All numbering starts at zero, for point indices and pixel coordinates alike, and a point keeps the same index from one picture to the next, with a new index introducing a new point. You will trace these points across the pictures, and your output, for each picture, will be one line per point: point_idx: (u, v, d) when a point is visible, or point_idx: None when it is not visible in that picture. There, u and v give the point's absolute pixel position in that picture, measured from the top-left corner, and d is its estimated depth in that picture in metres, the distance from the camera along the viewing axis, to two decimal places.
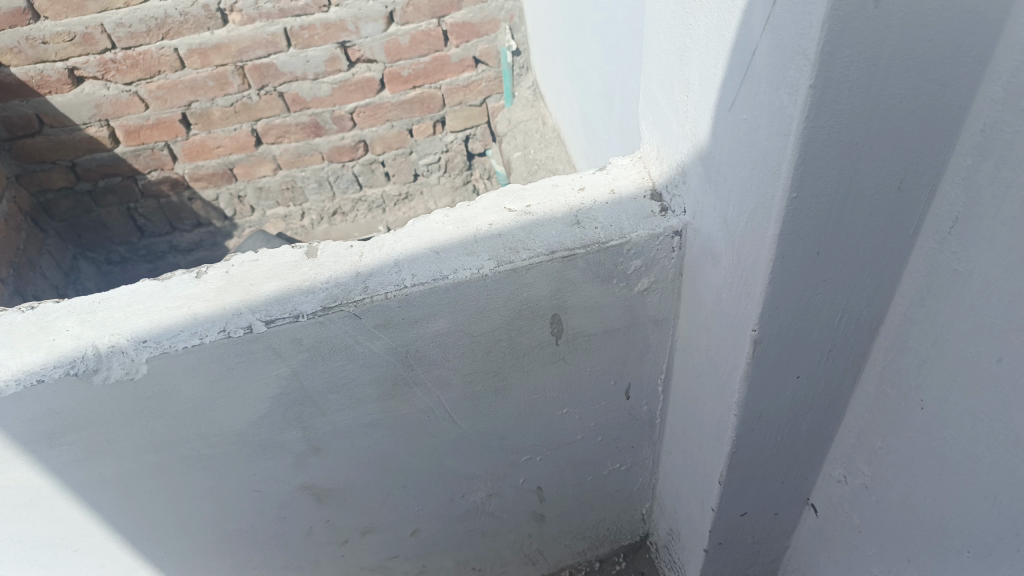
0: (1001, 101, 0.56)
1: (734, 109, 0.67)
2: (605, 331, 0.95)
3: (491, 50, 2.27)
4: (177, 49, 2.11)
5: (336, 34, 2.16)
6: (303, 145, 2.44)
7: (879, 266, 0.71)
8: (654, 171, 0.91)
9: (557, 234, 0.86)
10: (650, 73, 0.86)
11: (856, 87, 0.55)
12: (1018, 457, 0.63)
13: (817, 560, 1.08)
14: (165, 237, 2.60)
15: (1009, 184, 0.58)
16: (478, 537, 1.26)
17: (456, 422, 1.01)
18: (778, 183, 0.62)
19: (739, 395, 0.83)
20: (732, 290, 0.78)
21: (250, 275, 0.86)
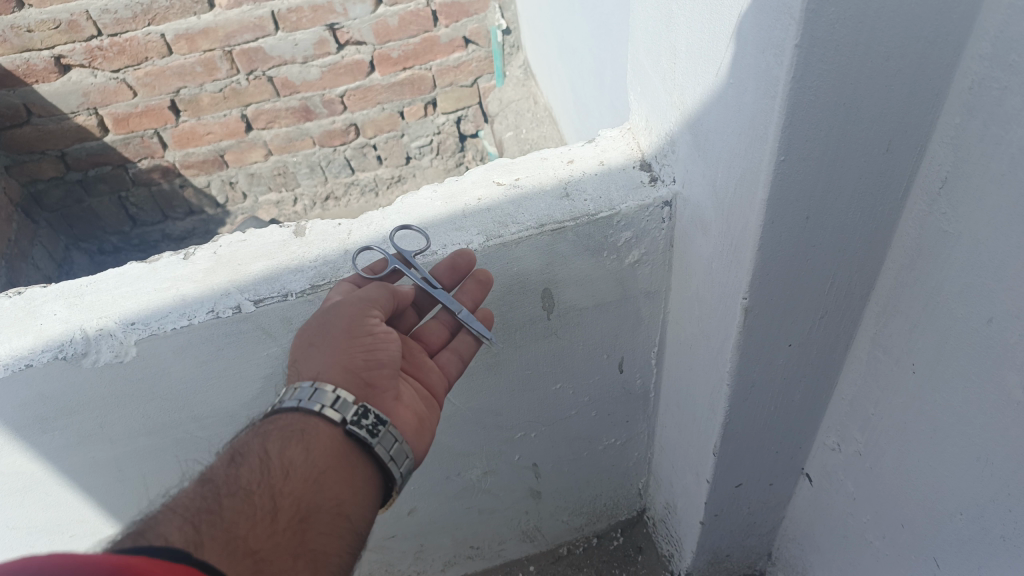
0: (988, 57, 0.55)
1: (720, 73, 0.66)
2: (597, 305, 0.94)
3: (480, 30, 2.26)
4: (164, 34, 2.10)
5: (324, 16, 2.14)
6: (294, 129, 2.42)
7: (870, 230, 0.70)
8: (643, 142, 0.90)
9: (547, 206, 0.85)
10: (636, 42, 0.86)
11: (842, 46, 0.54)
12: (1009, 417, 0.63)
13: (812, 529, 1.08)
14: (157, 226, 2.58)
15: (997, 141, 0.57)
16: (476, 515, 1.26)
17: (450, 400, 1.01)
18: (766, 147, 0.62)
19: (732, 365, 0.83)
20: (723, 259, 0.77)
21: (238, 255, 0.86)
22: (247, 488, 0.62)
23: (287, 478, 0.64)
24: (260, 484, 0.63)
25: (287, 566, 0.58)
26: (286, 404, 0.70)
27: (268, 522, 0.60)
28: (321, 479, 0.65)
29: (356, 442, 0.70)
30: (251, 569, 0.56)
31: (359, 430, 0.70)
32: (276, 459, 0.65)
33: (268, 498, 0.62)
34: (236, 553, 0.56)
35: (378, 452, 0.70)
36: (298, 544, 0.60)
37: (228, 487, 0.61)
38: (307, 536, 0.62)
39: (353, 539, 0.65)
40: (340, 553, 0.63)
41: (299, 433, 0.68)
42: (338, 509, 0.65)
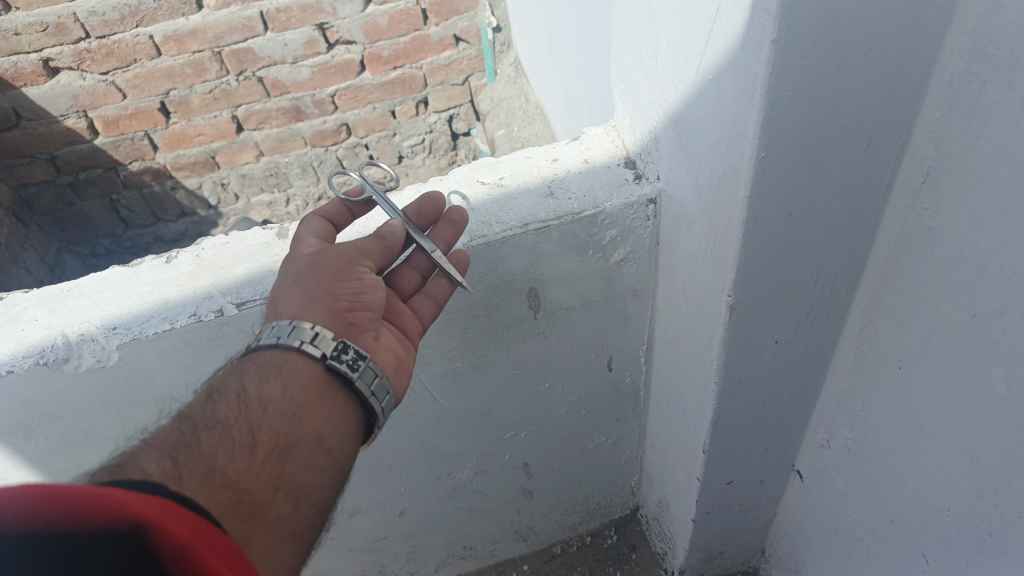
0: (967, 51, 0.55)
1: (700, 70, 0.66)
2: (583, 304, 0.94)
3: (470, 28, 2.25)
4: (152, 36, 2.08)
5: (313, 16, 2.13)
6: (285, 130, 2.41)
7: (853, 225, 0.70)
8: (627, 139, 0.90)
9: (531, 205, 0.85)
10: (619, 39, 0.85)
11: (819, 41, 0.54)
12: (994, 413, 0.63)
13: (804, 526, 1.08)
14: (149, 229, 2.58)
15: (977, 135, 0.57)
16: (468, 516, 1.26)
17: (438, 401, 1.00)
18: (746, 143, 0.61)
19: (718, 362, 0.83)
20: (708, 257, 0.77)
21: (221, 258, 0.85)
22: (225, 422, 0.60)
23: (266, 412, 0.62)
24: (238, 418, 0.61)
25: (267, 498, 0.57)
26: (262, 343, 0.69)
27: (247, 454, 0.58)
28: (300, 413, 0.64)
29: (336, 377, 0.69)
30: (232, 499, 0.54)
31: (339, 364, 0.68)
32: (255, 394, 0.63)
33: (247, 432, 0.60)
34: (215, 483, 0.54)
35: (358, 386, 0.69)
36: (278, 475, 0.59)
37: (205, 422, 0.60)
38: (287, 467, 0.60)
39: (334, 472, 0.63)
40: (322, 487, 0.62)
41: (278, 368, 0.67)
42: (319, 442, 0.63)
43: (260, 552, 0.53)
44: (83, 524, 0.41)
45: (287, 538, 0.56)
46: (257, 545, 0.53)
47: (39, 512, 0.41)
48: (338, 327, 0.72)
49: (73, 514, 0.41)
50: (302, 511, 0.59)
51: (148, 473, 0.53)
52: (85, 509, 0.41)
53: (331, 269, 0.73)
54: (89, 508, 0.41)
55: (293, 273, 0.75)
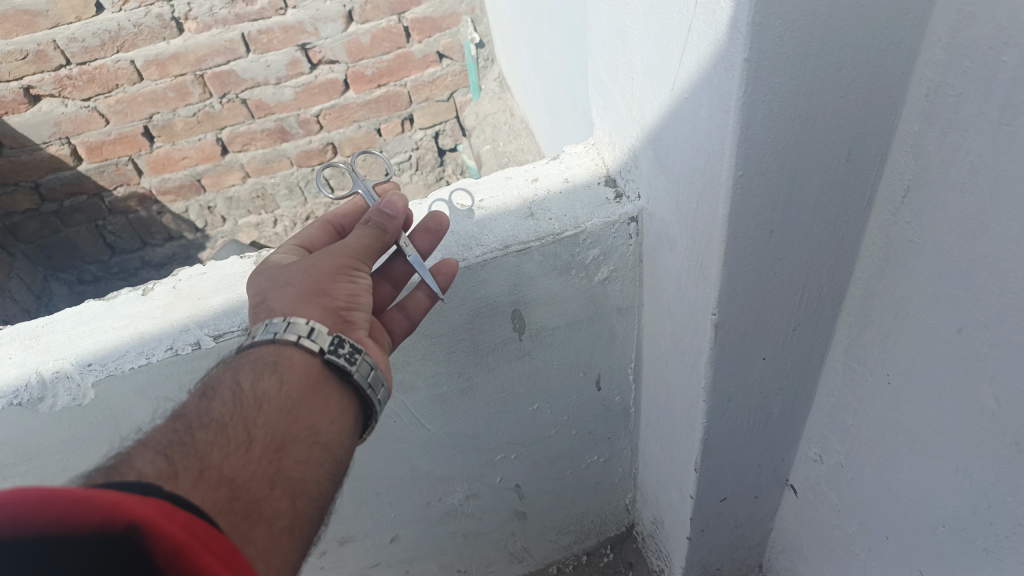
0: (943, 64, 0.54)
1: (675, 87, 0.65)
2: (568, 323, 0.93)
3: (454, 44, 2.25)
4: (134, 61, 2.07)
5: (295, 37, 2.12)
6: (271, 151, 2.40)
7: (836, 240, 0.69)
8: (607, 157, 0.89)
9: (511, 227, 0.83)
10: (595, 56, 0.84)
11: (792, 58, 0.53)
12: (984, 429, 0.62)
13: (800, 541, 1.06)
14: (137, 253, 2.56)
15: (955, 149, 0.56)
16: (461, 539, 1.24)
17: (425, 426, 0.99)
18: (723, 161, 0.60)
19: (706, 382, 0.82)
20: (691, 275, 0.76)
21: (198, 289, 0.84)
22: (220, 419, 0.59)
23: (261, 409, 0.61)
24: (232, 416, 0.60)
25: (263, 493, 0.56)
26: (259, 339, 0.68)
27: (243, 451, 0.58)
28: (295, 408, 0.63)
29: (332, 372, 0.68)
30: (227, 496, 0.54)
31: (336, 358, 0.68)
32: (249, 391, 0.62)
33: (242, 429, 0.59)
34: (210, 480, 0.54)
35: (356, 378, 0.68)
36: (274, 471, 0.58)
37: (200, 421, 0.59)
38: (284, 463, 0.59)
39: (332, 466, 0.63)
40: (320, 480, 0.61)
41: (273, 365, 0.66)
42: (314, 437, 0.63)
43: (257, 549, 0.53)
44: (77, 527, 0.40)
45: (286, 532, 0.56)
46: (254, 542, 0.53)
47: (31, 514, 0.40)
48: (330, 324, 0.71)
49: (67, 517, 0.40)
50: (299, 506, 0.58)
51: (142, 471, 0.53)
52: (78, 511, 0.41)
53: (325, 268, 0.72)
54: (83, 510, 0.41)
55: (286, 273, 0.74)
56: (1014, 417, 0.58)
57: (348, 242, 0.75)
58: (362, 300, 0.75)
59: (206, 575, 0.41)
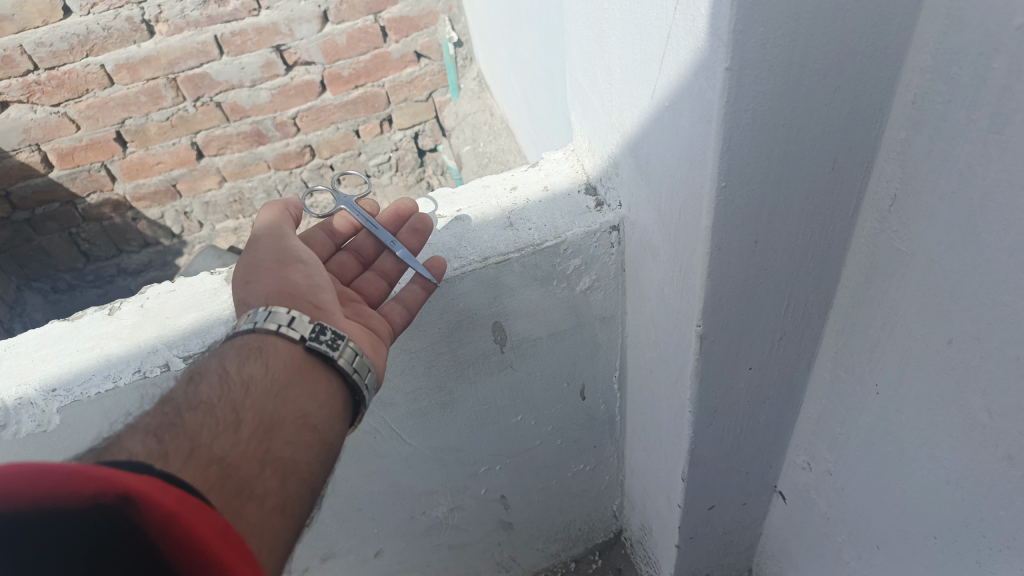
0: (930, 69, 0.53)
1: (655, 95, 0.63)
2: (550, 333, 0.91)
3: (431, 44, 2.22)
4: (104, 65, 2.02)
5: (269, 38, 2.09)
6: (247, 154, 2.36)
7: (822, 249, 0.67)
8: (587, 164, 0.87)
9: (490, 238, 0.81)
10: (573, 62, 0.82)
11: (774, 67, 0.51)
12: (976, 441, 0.60)
13: (789, 547, 1.05)
14: (112, 261, 2.51)
15: (944, 157, 0.54)
16: (446, 551, 1.22)
17: (407, 441, 0.97)
18: (706, 172, 0.58)
19: (692, 392, 0.80)
20: (674, 285, 0.74)
21: (166, 307, 0.81)
22: (208, 401, 0.58)
23: (249, 391, 0.60)
24: (220, 397, 0.59)
25: (254, 473, 0.54)
26: (242, 327, 0.67)
27: (232, 432, 0.56)
28: (283, 392, 0.62)
29: (317, 360, 0.67)
30: (219, 474, 0.52)
31: (318, 344, 0.67)
32: (236, 375, 0.61)
33: (230, 410, 0.58)
34: (201, 460, 0.52)
35: (341, 363, 0.66)
36: (264, 450, 0.57)
37: (188, 403, 0.57)
38: (273, 443, 0.58)
39: (322, 448, 0.61)
40: (310, 462, 0.59)
41: (258, 351, 0.65)
42: (303, 419, 0.61)
43: (250, 526, 0.51)
44: (68, 502, 0.40)
45: (279, 511, 0.54)
46: (247, 519, 0.51)
47: (20, 491, 0.39)
48: (280, 303, 0.71)
49: (59, 489, 0.40)
50: (290, 486, 0.56)
51: (134, 452, 0.51)
52: (72, 483, 0.40)
53: (270, 260, 0.75)
54: (78, 481, 0.41)
55: (248, 274, 0.74)
56: (1007, 430, 0.57)
57: (295, 240, 0.78)
58: (318, 284, 0.75)
59: (200, 542, 0.42)
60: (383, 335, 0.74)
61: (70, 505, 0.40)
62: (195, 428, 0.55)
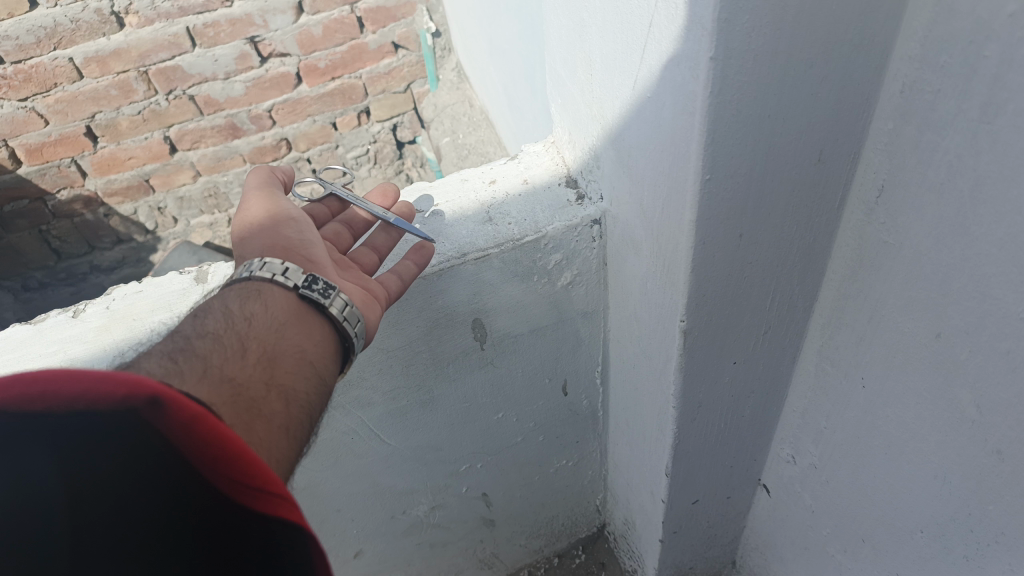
0: (919, 58, 0.51)
1: (637, 86, 0.61)
2: (531, 330, 0.89)
3: (409, 35, 2.19)
4: (73, 58, 1.97)
5: (243, 29, 2.04)
6: (222, 148, 2.32)
7: (807, 242, 0.66)
8: (567, 157, 0.85)
9: (469, 233, 0.79)
10: (552, 51, 0.80)
11: (761, 55, 0.49)
12: (964, 435, 0.60)
13: (773, 540, 1.04)
14: (85, 258, 2.46)
15: (932, 148, 0.53)
16: (428, 550, 1.20)
17: (386, 440, 0.95)
18: (689, 166, 0.57)
19: (675, 388, 0.79)
20: (657, 280, 0.72)
21: (134, 309, 0.78)
22: (213, 331, 0.57)
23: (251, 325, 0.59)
24: (224, 328, 0.58)
25: (261, 395, 0.54)
26: (239, 275, 0.65)
27: (238, 357, 0.56)
28: (283, 327, 0.61)
29: (311, 309, 0.64)
30: (231, 392, 0.52)
31: (311, 292, 0.64)
32: (237, 312, 0.60)
33: (236, 339, 0.57)
34: (214, 378, 0.53)
35: (333, 312, 0.63)
36: (269, 376, 0.56)
37: (197, 332, 0.57)
38: (276, 372, 0.57)
39: (318, 383, 0.60)
40: (309, 394, 0.58)
41: (256, 293, 0.63)
42: (302, 355, 0.60)
43: (259, 441, 0.51)
44: (103, 400, 0.42)
45: (283, 433, 0.53)
46: (256, 434, 0.51)
47: (54, 389, 0.41)
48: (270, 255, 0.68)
49: (93, 389, 0.42)
50: (293, 412, 0.56)
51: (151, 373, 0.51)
52: (103, 387, 0.42)
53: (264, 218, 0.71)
54: (101, 386, 0.42)
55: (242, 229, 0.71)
56: (995, 425, 0.56)
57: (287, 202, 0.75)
58: (310, 242, 0.72)
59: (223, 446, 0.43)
60: (379, 295, 0.69)
61: (100, 407, 0.42)
62: (205, 352, 0.55)
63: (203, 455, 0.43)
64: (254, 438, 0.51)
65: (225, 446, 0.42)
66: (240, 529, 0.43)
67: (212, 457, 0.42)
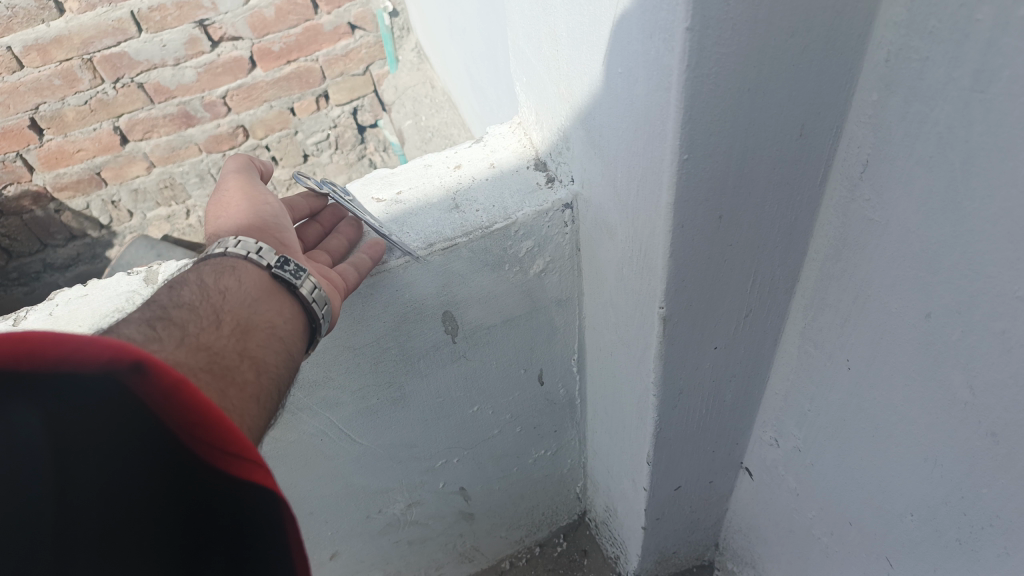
0: (905, 24, 0.48)
1: (607, 62, 0.58)
2: (505, 320, 0.86)
3: (366, 15, 2.12)
4: (11, 47, 1.87)
5: (191, 13, 1.96)
6: (175, 137, 2.23)
7: (789, 220, 0.63)
8: (534, 138, 0.81)
9: (435, 222, 0.75)
10: (515, 27, 0.76)
11: (740, 24, 0.46)
12: (956, 418, 0.58)
13: (757, 522, 1.03)
14: (36, 257, 2.35)
15: (921, 120, 0.50)
16: (406, 547, 1.17)
17: (358, 440, 0.91)
18: (666, 145, 0.53)
19: (655, 376, 0.76)
20: (634, 266, 0.69)
21: (79, 315, 0.73)
22: (189, 301, 0.55)
23: (225, 297, 0.57)
24: (198, 298, 0.56)
25: (233, 363, 0.53)
26: (211, 252, 0.61)
27: (213, 326, 0.54)
28: (255, 300, 0.59)
29: (281, 289, 0.61)
30: (206, 359, 0.51)
31: (284, 272, 0.61)
32: (210, 283, 0.58)
33: (210, 310, 0.56)
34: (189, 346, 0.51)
35: (303, 293, 0.60)
36: (242, 346, 0.55)
37: (172, 302, 0.55)
38: (249, 345, 0.55)
39: (286, 358, 0.58)
40: (278, 366, 0.57)
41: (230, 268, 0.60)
42: (272, 329, 0.58)
43: (232, 408, 0.50)
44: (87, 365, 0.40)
45: (255, 401, 0.52)
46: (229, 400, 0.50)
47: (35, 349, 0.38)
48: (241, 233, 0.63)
49: (80, 354, 0.39)
50: (263, 382, 0.54)
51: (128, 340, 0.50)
52: (89, 349, 0.39)
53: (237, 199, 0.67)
54: (88, 348, 0.39)
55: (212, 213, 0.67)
56: (989, 407, 0.54)
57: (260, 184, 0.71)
58: (283, 227, 0.67)
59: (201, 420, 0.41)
60: (339, 284, 0.65)
61: (86, 371, 0.40)
62: (182, 319, 0.53)
63: (185, 422, 0.41)
64: (226, 404, 0.50)
65: (208, 417, 0.41)
66: (212, 496, 0.43)
67: (193, 424, 0.41)
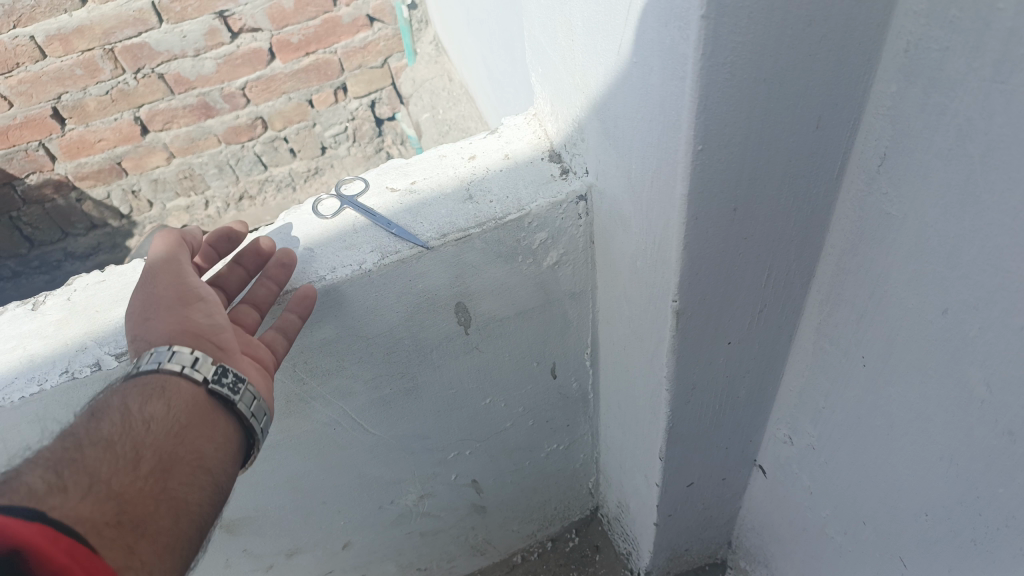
0: (925, 14, 0.47)
1: (622, 52, 0.57)
2: (518, 312, 0.86)
3: (384, 7, 2.12)
4: (34, 37, 1.89)
5: (211, 4, 1.97)
6: (195, 128, 2.25)
7: (805, 214, 0.63)
8: (550, 130, 0.81)
9: (448, 213, 0.75)
10: (532, 17, 0.76)
11: (756, 12, 0.45)
12: (973, 416, 0.57)
13: (771, 520, 1.02)
14: (58, 245, 2.40)
15: (940, 112, 0.49)
16: (418, 538, 1.17)
17: (370, 430, 0.91)
18: (680, 136, 0.53)
19: (668, 370, 0.75)
20: (648, 258, 0.69)
21: (96, 300, 0.74)
22: (108, 438, 0.52)
23: (149, 429, 0.54)
24: (118, 433, 0.52)
25: (150, 509, 0.50)
26: (142, 366, 0.58)
27: (130, 467, 0.51)
28: (181, 430, 0.55)
29: (216, 407, 0.59)
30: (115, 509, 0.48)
31: (221, 388, 0.59)
32: (135, 411, 0.54)
33: (130, 446, 0.52)
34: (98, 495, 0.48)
35: (239, 410, 0.59)
36: (159, 488, 0.51)
37: (88, 439, 0.51)
38: (169, 484, 0.52)
39: (216, 492, 0.55)
40: (205, 505, 0.53)
41: (160, 390, 0.57)
42: (200, 461, 0.55)
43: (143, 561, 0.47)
44: None
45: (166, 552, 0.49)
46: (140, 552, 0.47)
47: None
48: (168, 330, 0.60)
49: None
50: (184, 527, 0.51)
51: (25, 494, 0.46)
52: None
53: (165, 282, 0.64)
54: None
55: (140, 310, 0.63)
56: (1007, 404, 0.53)
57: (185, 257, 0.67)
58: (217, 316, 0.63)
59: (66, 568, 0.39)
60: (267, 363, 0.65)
61: None
62: (93, 465, 0.49)
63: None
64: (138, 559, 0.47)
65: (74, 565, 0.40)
66: None
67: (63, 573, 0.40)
